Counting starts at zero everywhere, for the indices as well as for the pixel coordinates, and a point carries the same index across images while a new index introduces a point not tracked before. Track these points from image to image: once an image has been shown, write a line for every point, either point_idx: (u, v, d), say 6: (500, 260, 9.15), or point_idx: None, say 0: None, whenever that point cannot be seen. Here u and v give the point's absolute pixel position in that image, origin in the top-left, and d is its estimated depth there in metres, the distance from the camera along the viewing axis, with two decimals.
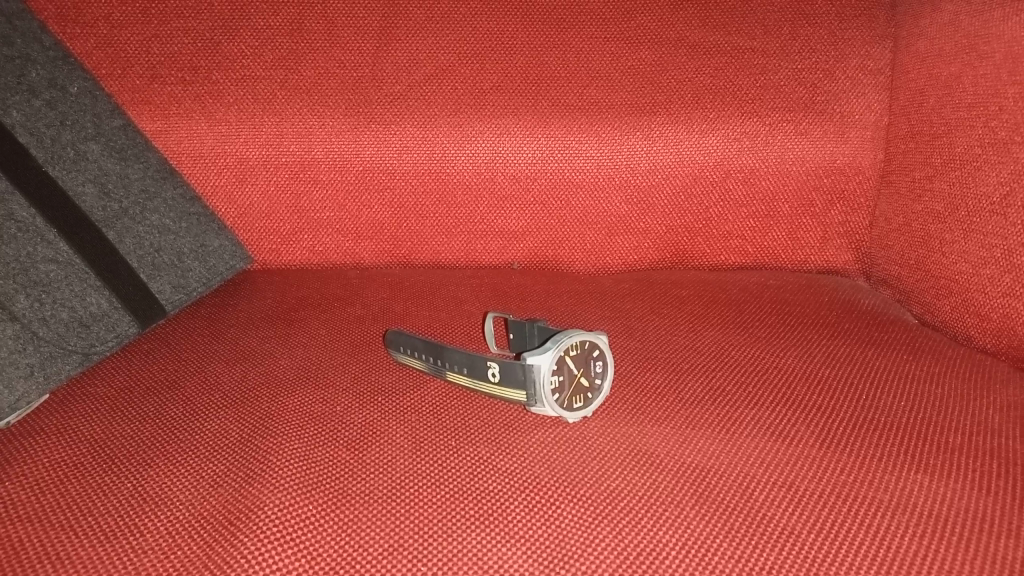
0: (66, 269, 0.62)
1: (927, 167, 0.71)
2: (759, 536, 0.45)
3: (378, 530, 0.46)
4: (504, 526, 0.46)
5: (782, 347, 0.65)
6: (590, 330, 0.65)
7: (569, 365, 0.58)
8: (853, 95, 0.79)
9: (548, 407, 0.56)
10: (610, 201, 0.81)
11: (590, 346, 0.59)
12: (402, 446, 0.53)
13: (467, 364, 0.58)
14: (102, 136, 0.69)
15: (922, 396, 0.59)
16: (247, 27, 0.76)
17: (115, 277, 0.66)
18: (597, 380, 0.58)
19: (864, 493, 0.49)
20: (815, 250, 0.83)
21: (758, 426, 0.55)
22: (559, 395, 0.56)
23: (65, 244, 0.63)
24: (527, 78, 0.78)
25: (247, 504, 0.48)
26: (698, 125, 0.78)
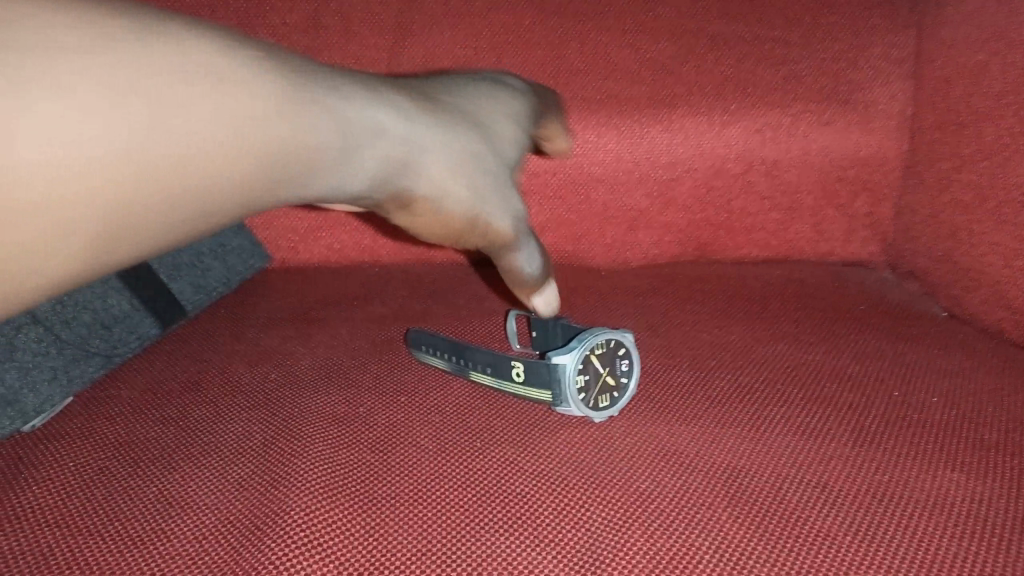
0: None
1: (955, 158, 0.71)
2: (793, 538, 0.45)
3: (406, 534, 0.46)
4: (532, 530, 0.46)
5: (810, 342, 0.64)
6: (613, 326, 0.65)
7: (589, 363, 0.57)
8: (878, 83, 0.78)
9: (569, 405, 0.55)
10: (630, 195, 0.79)
11: (613, 343, 0.58)
12: (427, 449, 0.52)
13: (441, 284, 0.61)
14: None
15: (955, 392, 0.58)
16: (263, 25, 0.76)
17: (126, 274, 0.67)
18: (617, 376, 0.57)
19: (898, 493, 0.48)
20: (839, 243, 0.81)
21: (787, 424, 0.54)
22: (580, 392, 0.55)
23: None
24: (544, 71, 0.77)
25: (273, 508, 0.47)
26: (720, 116, 0.77)
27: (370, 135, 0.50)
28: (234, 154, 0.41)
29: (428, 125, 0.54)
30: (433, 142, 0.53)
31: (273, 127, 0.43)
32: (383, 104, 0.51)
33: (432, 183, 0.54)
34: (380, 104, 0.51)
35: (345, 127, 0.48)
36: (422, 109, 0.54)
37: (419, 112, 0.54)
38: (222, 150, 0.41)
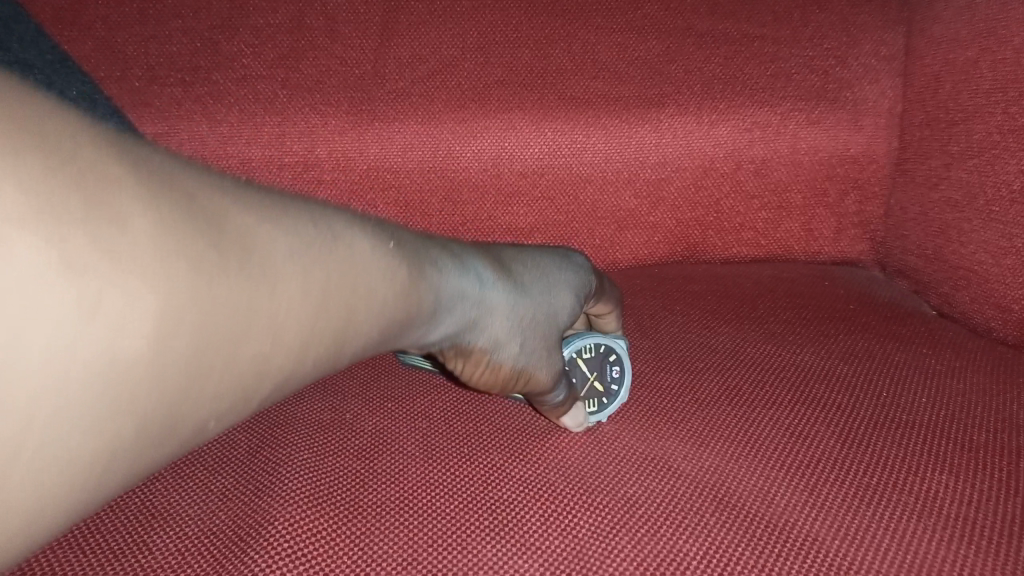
0: None
1: (945, 155, 0.71)
2: (782, 545, 0.45)
3: (391, 543, 0.45)
4: (518, 537, 0.45)
5: (799, 342, 0.64)
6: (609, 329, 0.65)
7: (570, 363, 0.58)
8: (866, 82, 0.78)
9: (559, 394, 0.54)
10: (619, 195, 0.78)
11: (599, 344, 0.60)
12: (413, 456, 0.52)
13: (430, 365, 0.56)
14: None
15: (943, 392, 0.58)
16: (246, 26, 0.75)
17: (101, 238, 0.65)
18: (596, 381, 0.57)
19: (887, 496, 0.48)
20: (828, 242, 0.81)
21: (776, 427, 0.54)
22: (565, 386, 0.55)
23: None
24: (531, 72, 0.77)
25: (256, 518, 0.47)
26: (709, 115, 0.76)
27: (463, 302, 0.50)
28: (340, 331, 0.41)
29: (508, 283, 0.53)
30: (519, 299, 0.53)
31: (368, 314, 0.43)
32: (485, 275, 0.52)
33: (496, 343, 0.52)
34: (468, 262, 0.52)
35: (435, 296, 0.48)
36: (504, 268, 0.55)
37: (500, 277, 0.53)
38: (332, 321, 0.40)
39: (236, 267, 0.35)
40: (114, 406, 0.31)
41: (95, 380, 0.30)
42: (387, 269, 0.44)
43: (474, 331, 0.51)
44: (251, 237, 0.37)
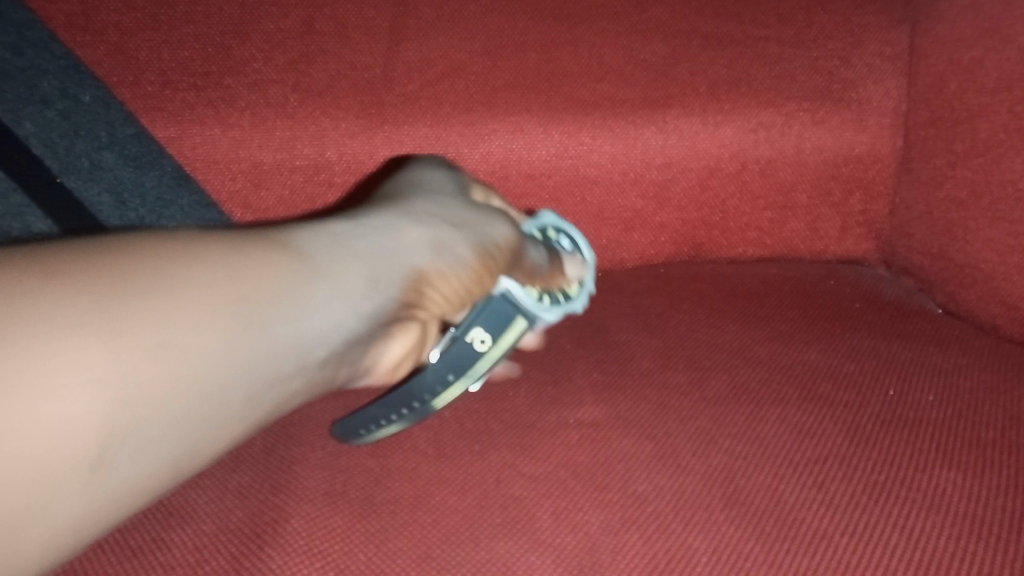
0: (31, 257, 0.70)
1: (950, 155, 0.71)
2: (791, 541, 0.46)
3: (407, 540, 0.46)
4: (532, 534, 0.46)
5: (805, 341, 0.65)
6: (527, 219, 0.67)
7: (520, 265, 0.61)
8: (870, 82, 0.79)
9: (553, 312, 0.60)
10: (625, 197, 0.79)
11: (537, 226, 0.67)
12: (426, 454, 0.53)
13: (422, 391, 0.53)
14: (115, 144, 0.71)
15: (950, 389, 0.58)
16: (257, 30, 0.77)
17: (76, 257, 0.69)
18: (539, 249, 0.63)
19: (895, 493, 0.49)
20: (834, 241, 0.81)
21: (783, 424, 0.55)
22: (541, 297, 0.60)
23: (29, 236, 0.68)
24: (538, 74, 0.77)
25: (274, 515, 0.48)
26: (714, 116, 0.77)
27: (404, 266, 0.50)
28: (293, 296, 0.44)
29: (394, 228, 0.52)
30: (407, 227, 0.53)
31: (309, 272, 0.45)
32: (373, 243, 0.50)
33: (455, 287, 0.54)
34: (343, 235, 0.49)
35: (306, 261, 0.45)
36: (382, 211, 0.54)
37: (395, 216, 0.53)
38: (312, 294, 0.45)
39: (119, 368, 0.35)
40: (183, 465, 0.39)
41: (54, 482, 0.33)
42: (235, 261, 0.42)
43: (445, 287, 0.53)
44: (85, 294, 0.36)
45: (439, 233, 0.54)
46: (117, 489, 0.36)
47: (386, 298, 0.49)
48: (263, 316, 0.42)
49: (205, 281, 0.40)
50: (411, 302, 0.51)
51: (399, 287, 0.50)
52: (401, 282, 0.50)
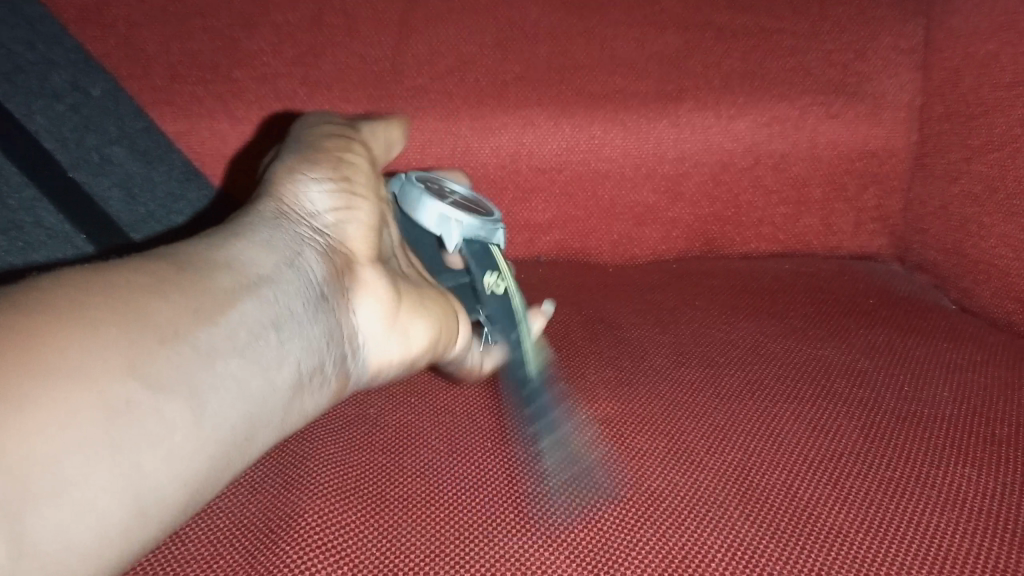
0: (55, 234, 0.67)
1: (965, 149, 0.71)
2: (807, 537, 0.45)
3: (419, 535, 0.46)
4: (545, 530, 0.46)
5: (819, 338, 0.64)
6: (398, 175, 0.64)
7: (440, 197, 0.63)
8: (886, 76, 0.78)
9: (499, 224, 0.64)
10: (637, 190, 0.78)
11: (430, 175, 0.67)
12: (437, 450, 0.52)
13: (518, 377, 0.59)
14: (127, 139, 0.73)
15: (966, 386, 0.58)
16: (266, 24, 0.76)
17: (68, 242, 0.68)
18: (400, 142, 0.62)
19: (912, 489, 0.48)
20: (848, 237, 0.80)
21: (798, 421, 0.54)
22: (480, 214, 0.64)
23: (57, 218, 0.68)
24: (550, 67, 0.77)
25: (285, 511, 0.47)
26: (727, 110, 0.76)
27: (287, 231, 0.46)
28: (194, 295, 0.39)
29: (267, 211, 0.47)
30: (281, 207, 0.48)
31: (192, 271, 0.40)
32: (242, 230, 0.45)
33: (350, 223, 0.50)
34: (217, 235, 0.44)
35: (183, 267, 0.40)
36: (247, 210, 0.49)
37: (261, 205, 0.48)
38: (212, 286, 0.40)
39: (5, 433, 0.29)
40: (150, 509, 0.33)
41: None
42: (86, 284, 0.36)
43: (342, 229, 0.50)
44: None
45: (292, 175, 0.49)
46: (73, 558, 0.30)
47: (291, 270, 0.45)
48: (169, 320, 0.37)
49: (68, 304, 0.34)
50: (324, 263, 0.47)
51: (295, 253, 0.46)
52: (292, 249, 0.46)
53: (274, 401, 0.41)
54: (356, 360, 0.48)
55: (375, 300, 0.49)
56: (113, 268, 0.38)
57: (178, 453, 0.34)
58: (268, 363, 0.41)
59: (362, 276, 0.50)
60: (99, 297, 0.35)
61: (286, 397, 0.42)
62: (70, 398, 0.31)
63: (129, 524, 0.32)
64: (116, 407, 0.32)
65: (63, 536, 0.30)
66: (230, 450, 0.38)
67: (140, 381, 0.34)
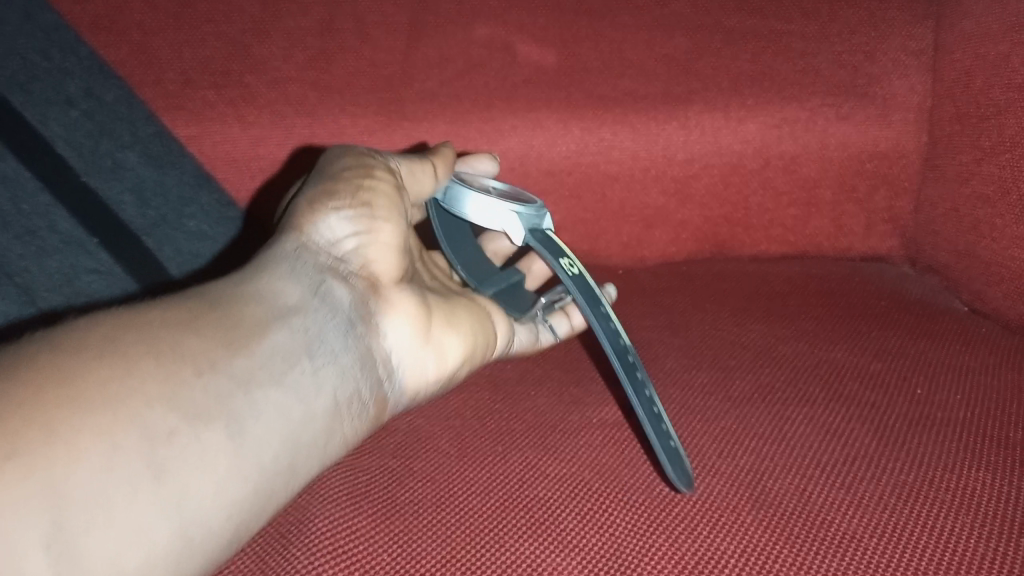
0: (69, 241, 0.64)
1: (976, 151, 0.70)
2: (817, 541, 0.45)
3: (430, 539, 0.46)
4: (556, 535, 0.46)
5: (830, 341, 0.64)
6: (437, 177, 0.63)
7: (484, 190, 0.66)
8: (896, 76, 0.78)
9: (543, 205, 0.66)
10: (647, 193, 0.78)
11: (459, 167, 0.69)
12: (448, 454, 0.53)
13: (620, 350, 0.55)
14: (139, 143, 0.71)
15: (978, 389, 0.58)
16: (278, 29, 0.77)
17: (122, 249, 0.66)
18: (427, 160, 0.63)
19: (923, 494, 0.48)
20: (859, 238, 0.81)
21: (809, 424, 0.54)
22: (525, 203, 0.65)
23: (71, 220, 0.64)
24: (559, 69, 0.77)
25: (297, 516, 0.48)
26: (737, 112, 0.76)
27: (310, 264, 0.50)
28: (228, 332, 0.43)
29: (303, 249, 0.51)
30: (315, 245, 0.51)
31: (230, 316, 0.44)
32: (267, 264, 0.49)
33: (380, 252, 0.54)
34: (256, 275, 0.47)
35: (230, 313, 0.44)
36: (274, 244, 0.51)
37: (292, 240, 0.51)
38: (242, 319, 0.44)
39: (59, 461, 0.33)
40: (197, 534, 0.37)
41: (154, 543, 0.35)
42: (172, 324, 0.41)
43: (375, 260, 0.54)
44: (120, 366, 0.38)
45: (312, 204, 0.52)
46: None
47: (317, 299, 0.49)
48: (202, 352, 0.41)
49: (100, 347, 0.37)
50: (349, 290, 0.51)
51: (319, 283, 0.49)
52: (316, 280, 0.49)
53: (309, 426, 0.44)
54: (393, 382, 0.52)
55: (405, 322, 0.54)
56: (158, 317, 0.41)
57: (219, 475, 0.38)
58: (303, 390, 0.45)
59: (389, 297, 0.54)
60: (133, 339, 0.39)
61: (322, 421, 0.46)
62: (105, 428, 0.35)
63: (176, 545, 0.36)
64: (156, 434, 0.37)
65: (111, 552, 0.33)
66: (269, 482, 0.41)
67: (179, 411, 0.38)
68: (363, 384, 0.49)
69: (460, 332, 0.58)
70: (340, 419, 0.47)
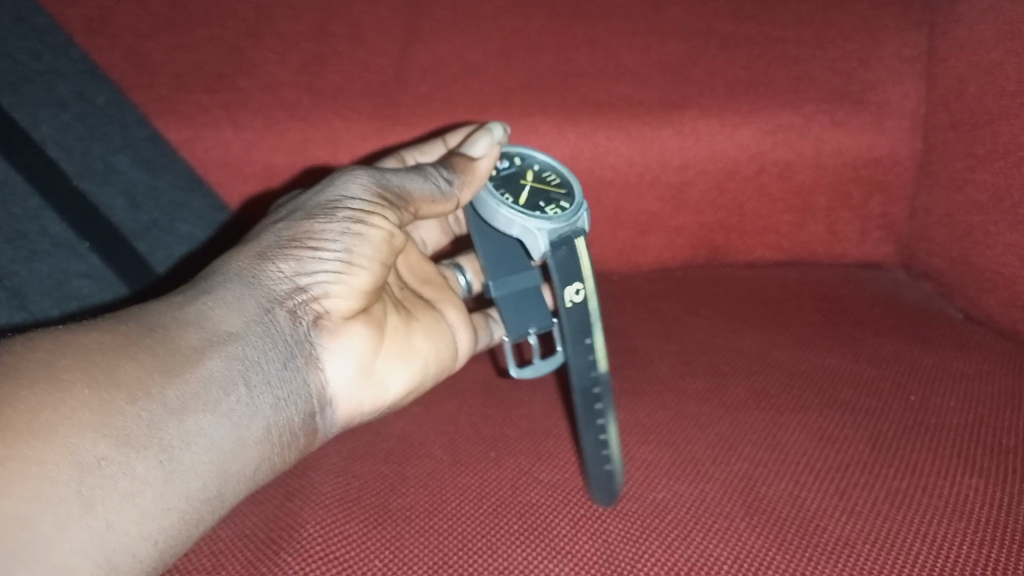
0: (62, 245, 0.64)
1: (969, 158, 0.70)
2: (812, 548, 0.45)
3: (422, 546, 0.45)
4: (549, 541, 0.46)
5: (824, 347, 0.64)
6: (473, 177, 0.61)
7: (523, 191, 0.62)
8: (889, 83, 0.78)
9: (583, 205, 0.61)
10: (642, 199, 0.78)
11: (506, 156, 0.65)
12: (441, 459, 0.52)
13: (588, 380, 0.55)
14: (130, 146, 0.72)
15: (973, 395, 0.58)
16: (270, 34, 0.77)
17: None
18: (452, 175, 0.60)
19: (919, 500, 0.48)
20: (853, 244, 0.81)
21: (803, 430, 0.54)
22: (563, 203, 0.61)
23: (57, 222, 0.65)
24: (553, 76, 0.77)
25: (289, 521, 0.47)
26: (731, 118, 0.76)
27: (260, 295, 0.49)
28: (164, 356, 0.43)
29: (260, 274, 0.50)
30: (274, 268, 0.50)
31: (168, 342, 0.43)
32: (214, 290, 0.48)
33: (352, 289, 0.53)
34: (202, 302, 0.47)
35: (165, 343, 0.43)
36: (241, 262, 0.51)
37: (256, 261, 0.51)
38: (179, 346, 0.43)
39: None
40: (122, 559, 0.37)
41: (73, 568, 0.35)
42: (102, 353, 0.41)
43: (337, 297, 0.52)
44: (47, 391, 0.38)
45: (290, 238, 0.51)
46: None
47: (257, 328, 0.48)
48: (134, 379, 0.41)
49: (36, 375, 0.38)
50: (297, 325, 0.50)
51: (265, 312, 0.48)
52: (260, 309, 0.48)
53: (239, 455, 0.44)
54: (326, 415, 0.51)
55: (353, 359, 0.53)
56: (95, 343, 0.41)
57: (147, 504, 0.39)
58: (239, 418, 0.44)
59: (341, 331, 0.53)
60: (69, 364, 0.39)
61: (256, 450, 0.45)
62: (35, 454, 0.36)
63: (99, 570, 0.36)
64: (85, 464, 0.37)
65: None
66: (207, 505, 0.42)
67: (110, 439, 0.38)
68: (298, 418, 0.48)
69: (415, 365, 0.57)
70: (272, 449, 0.46)
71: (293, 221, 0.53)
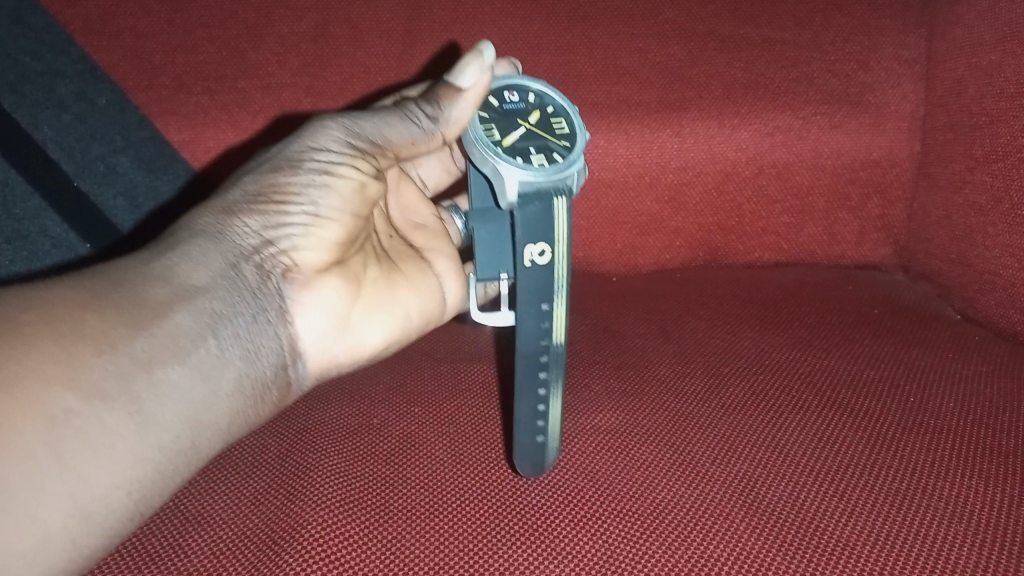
0: None
1: (968, 160, 0.71)
2: (811, 548, 0.45)
3: (422, 547, 0.46)
4: (548, 542, 0.46)
5: (823, 348, 0.64)
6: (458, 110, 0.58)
7: (517, 129, 0.58)
8: (888, 86, 0.79)
9: (577, 162, 0.57)
10: (641, 200, 0.78)
11: (519, 89, 0.61)
12: (442, 460, 0.52)
13: (534, 348, 0.55)
14: (132, 146, 0.75)
15: (971, 397, 0.58)
16: (271, 33, 0.76)
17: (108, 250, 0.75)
18: (435, 110, 0.58)
19: (918, 502, 0.48)
20: (852, 246, 0.81)
21: (803, 431, 0.54)
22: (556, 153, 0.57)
23: None
24: (553, 78, 0.77)
25: (290, 522, 0.47)
26: (730, 120, 0.77)
27: (228, 250, 0.50)
28: (131, 309, 0.44)
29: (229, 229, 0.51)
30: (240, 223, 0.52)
31: (134, 296, 0.44)
32: (179, 244, 0.49)
33: (320, 241, 0.55)
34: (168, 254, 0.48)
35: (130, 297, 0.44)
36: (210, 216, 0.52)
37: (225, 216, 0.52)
38: (147, 299, 0.45)
39: None
40: (96, 510, 0.39)
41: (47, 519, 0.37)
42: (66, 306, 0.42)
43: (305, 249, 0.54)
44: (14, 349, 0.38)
45: (258, 194, 0.53)
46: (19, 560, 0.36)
47: (225, 281, 0.49)
48: (101, 331, 0.42)
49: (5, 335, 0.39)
50: (265, 278, 0.52)
51: (232, 266, 0.50)
52: (228, 263, 0.50)
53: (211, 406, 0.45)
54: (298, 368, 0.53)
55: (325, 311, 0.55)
56: (61, 299, 0.42)
57: (121, 459, 0.40)
58: (208, 371, 0.46)
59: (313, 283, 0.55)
60: (33, 320, 0.40)
61: (228, 400, 0.47)
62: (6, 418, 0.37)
63: (73, 523, 0.38)
64: (53, 417, 0.38)
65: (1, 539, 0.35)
66: (179, 460, 0.43)
67: (78, 392, 0.39)
68: (269, 369, 0.50)
69: (389, 317, 0.60)
70: (245, 400, 0.48)
71: (262, 174, 0.54)
